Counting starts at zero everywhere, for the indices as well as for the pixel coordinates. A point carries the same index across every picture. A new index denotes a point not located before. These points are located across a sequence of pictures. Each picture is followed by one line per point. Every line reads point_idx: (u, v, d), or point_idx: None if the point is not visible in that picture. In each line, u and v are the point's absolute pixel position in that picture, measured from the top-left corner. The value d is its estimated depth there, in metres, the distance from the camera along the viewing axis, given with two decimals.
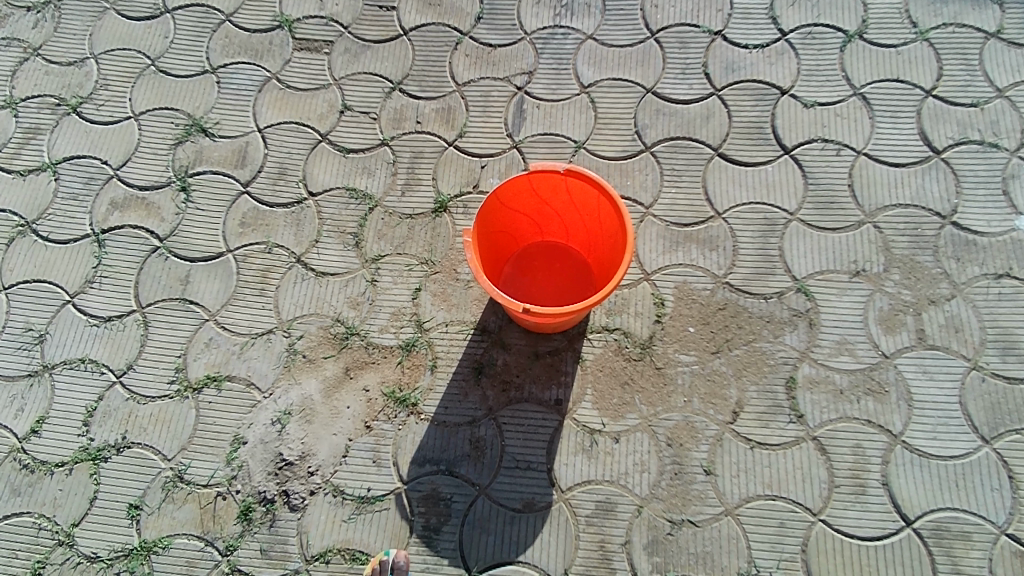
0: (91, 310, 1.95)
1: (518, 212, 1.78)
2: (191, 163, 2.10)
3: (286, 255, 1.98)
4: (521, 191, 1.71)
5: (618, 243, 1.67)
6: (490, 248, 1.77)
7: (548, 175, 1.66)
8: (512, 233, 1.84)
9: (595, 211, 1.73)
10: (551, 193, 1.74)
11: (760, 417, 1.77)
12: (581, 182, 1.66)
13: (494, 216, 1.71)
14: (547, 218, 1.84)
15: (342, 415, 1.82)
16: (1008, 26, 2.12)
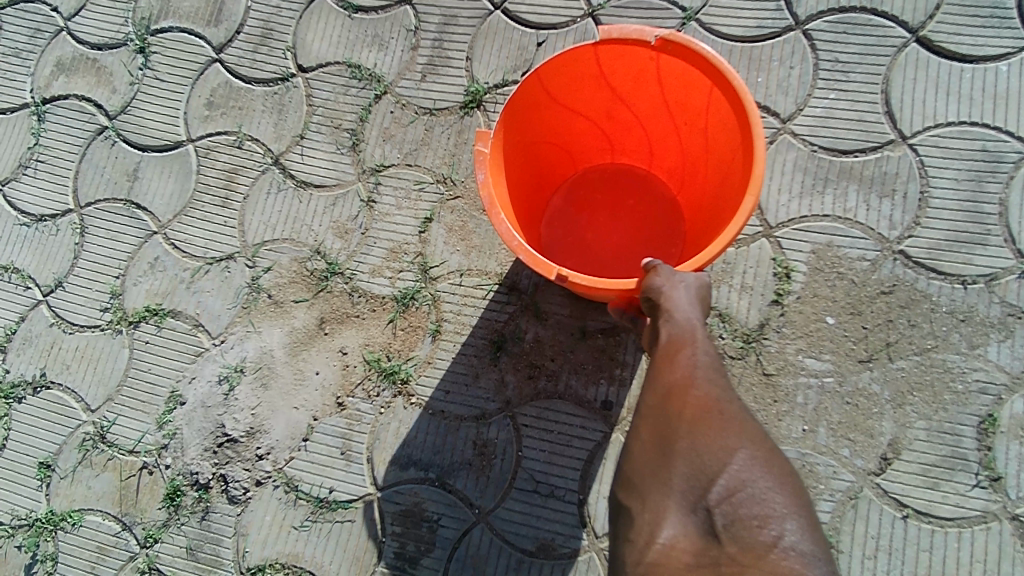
0: (22, 204, 1.52)
1: (576, 115, 1.14)
2: (154, 16, 1.56)
3: (260, 153, 1.45)
4: (582, 78, 1.06)
5: (733, 175, 0.99)
6: (527, 169, 1.14)
7: (628, 48, 1.00)
8: (566, 149, 1.20)
9: (699, 118, 1.06)
10: (630, 80, 1.07)
11: (926, 473, 1.11)
12: (681, 66, 0.99)
13: (534, 117, 1.07)
14: (624, 125, 1.19)
15: (308, 384, 1.33)
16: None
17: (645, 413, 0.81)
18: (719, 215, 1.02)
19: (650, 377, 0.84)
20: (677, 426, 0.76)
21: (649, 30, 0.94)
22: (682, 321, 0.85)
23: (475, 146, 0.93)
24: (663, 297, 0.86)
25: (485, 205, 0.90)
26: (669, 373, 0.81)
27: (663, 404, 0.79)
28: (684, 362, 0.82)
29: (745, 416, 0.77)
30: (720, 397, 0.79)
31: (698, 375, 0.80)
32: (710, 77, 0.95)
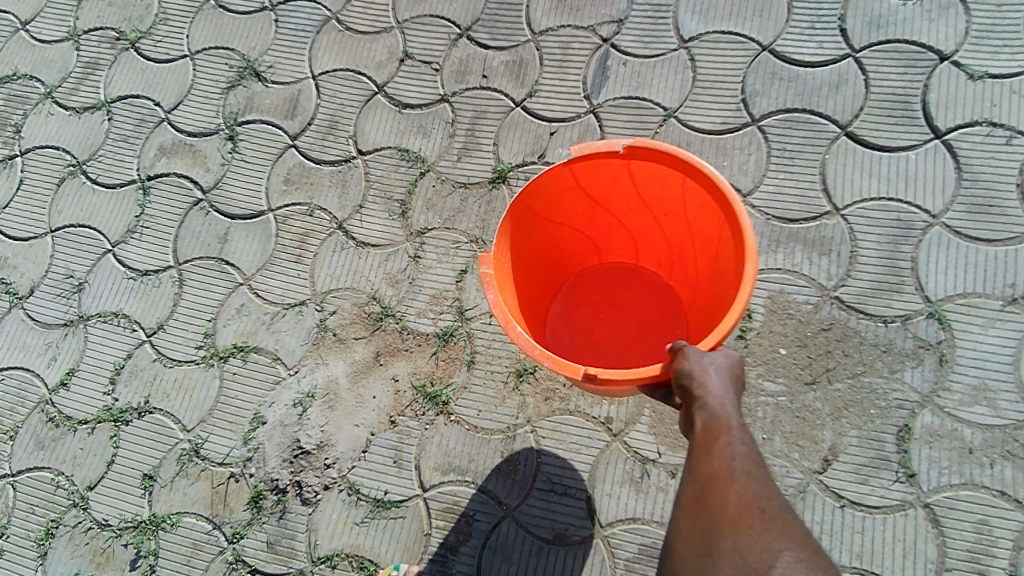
0: (129, 261, 1.86)
1: (564, 219, 1.37)
2: (241, 110, 1.94)
3: (327, 219, 1.80)
4: (566, 190, 1.29)
5: (721, 249, 1.21)
6: (532, 281, 1.41)
7: (601, 162, 1.24)
8: (560, 259, 1.48)
9: (675, 201, 1.28)
10: (607, 187, 1.32)
11: (859, 471, 1.42)
12: (648, 165, 1.22)
13: (528, 227, 1.29)
14: (605, 223, 1.43)
15: (367, 405, 1.64)
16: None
17: (692, 503, 0.93)
18: (723, 281, 1.20)
19: (692, 465, 0.96)
20: (723, 526, 0.88)
21: (614, 142, 1.17)
22: (714, 408, 0.95)
23: (481, 268, 1.12)
24: (693, 387, 0.96)
25: (500, 320, 1.07)
26: (709, 468, 0.93)
27: (706, 499, 0.91)
28: (722, 454, 0.92)
29: (784, 515, 0.88)
30: (759, 492, 0.90)
31: (734, 469, 0.92)
32: (675, 167, 1.17)
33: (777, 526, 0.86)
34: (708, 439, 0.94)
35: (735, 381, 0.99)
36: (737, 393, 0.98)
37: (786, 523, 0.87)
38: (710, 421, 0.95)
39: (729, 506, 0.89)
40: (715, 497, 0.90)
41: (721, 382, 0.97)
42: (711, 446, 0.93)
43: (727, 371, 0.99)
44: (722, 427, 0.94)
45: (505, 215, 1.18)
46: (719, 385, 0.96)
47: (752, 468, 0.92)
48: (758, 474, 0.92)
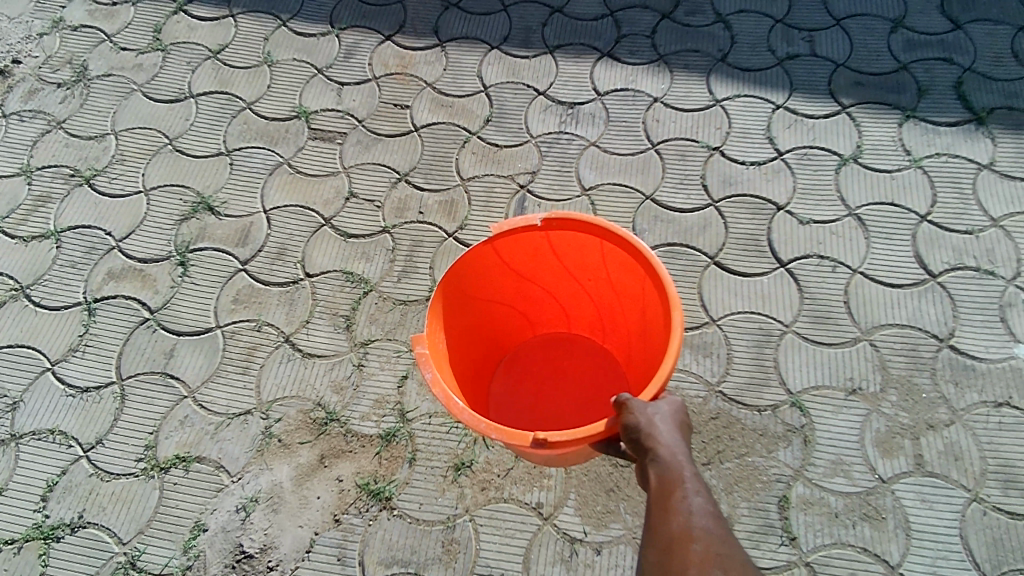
0: (69, 378, 1.92)
1: (498, 296, 1.62)
2: (193, 239, 2.11)
3: (275, 334, 1.96)
4: (491, 265, 1.52)
5: (641, 295, 1.47)
6: (474, 357, 1.65)
7: (524, 237, 1.48)
8: (495, 334, 1.72)
9: (592, 262, 1.54)
10: (533, 261, 1.57)
11: (750, 538, 1.65)
12: (565, 235, 1.47)
13: (459, 301, 1.51)
14: (532, 293, 1.68)
15: (311, 506, 1.73)
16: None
17: (656, 557, 1.08)
18: (652, 321, 1.45)
19: (656, 518, 1.13)
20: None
21: (531, 217, 1.43)
22: (669, 464, 1.16)
23: (416, 349, 1.30)
24: (649, 441, 1.16)
25: (442, 398, 1.24)
26: (670, 523, 1.10)
27: (671, 555, 1.06)
28: (680, 508, 1.11)
29: (740, 562, 1.03)
30: (716, 543, 1.05)
31: (693, 521, 1.09)
32: (586, 232, 1.43)
33: (736, 571, 1.01)
34: (667, 495, 1.13)
35: (682, 439, 1.20)
36: (687, 450, 1.19)
37: (742, 569, 1.02)
38: (667, 478, 1.15)
39: (690, 560, 1.03)
40: (678, 551, 1.06)
41: (672, 437, 1.19)
42: (670, 502, 1.12)
43: (674, 430, 1.20)
44: (677, 482, 1.14)
45: (434, 295, 1.38)
46: (670, 443, 1.17)
47: (707, 519, 1.09)
48: (714, 527, 1.08)
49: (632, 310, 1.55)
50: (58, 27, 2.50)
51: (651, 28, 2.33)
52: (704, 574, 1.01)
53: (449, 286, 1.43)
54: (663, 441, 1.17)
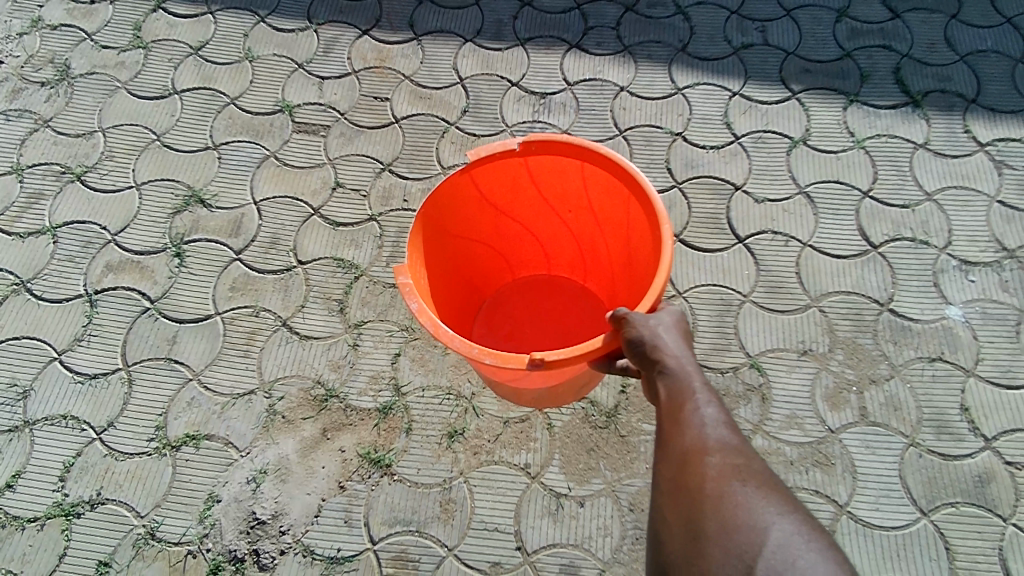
0: (77, 366, 2.02)
1: (479, 231, 1.74)
2: (187, 232, 2.19)
3: (272, 318, 2.07)
4: (471, 193, 1.62)
5: (619, 215, 1.60)
6: (456, 292, 1.79)
7: (502, 165, 1.59)
8: (477, 272, 1.85)
9: (569, 190, 1.66)
10: (512, 192, 1.68)
11: None
12: (541, 160, 1.58)
13: (440, 229, 1.60)
14: (513, 229, 1.81)
15: (317, 475, 1.87)
16: (973, 124, 2.21)
17: (671, 462, 1.18)
18: (633, 238, 1.58)
19: (667, 428, 1.23)
20: (703, 483, 1.12)
21: (510, 142, 1.54)
22: (677, 377, 1.25)
23: (399, 280, 1.38)
24: (656, 352, 1.26)
25: (430, 327, 1.31)
26: (683, 434, 1.20)
27: (685, 467, 1.16)
28: (692, 419, 1.20)
29: (752, 470, 1.13)
30: (728, 452, 1.15)
31: (704, 428, 1.19)
32: (564, 153, 1.54)
33: (747, 475, 1.12)
34: (678, 406, 1.23)
35: (687, 352, 1.30)
36: (696, 363, 1.29)
37: (754, 475, 1.12)
38: (676, 390, 1.24)
39: (705, 466, 1.14)
40: (692, 463, 1.15)
41: (681, 350, 1.29)
42: (681, 412, 1.22)
43: (680, 344, 1.29)
44: (687, 393, 1.24)
45: (412, 228, 1.48)
46: (676, 356, 1.27)
47: (717, 429, 1.19)
48: (724, 437, 1.18)
49: (613, 234, 1.67)
50: (38, 27, 2.54)
51: (616, 21, 2.48)
52: (718, 478, 1.11)
53: (430, 212, 1.52)
54: (671, 355, 1.27)
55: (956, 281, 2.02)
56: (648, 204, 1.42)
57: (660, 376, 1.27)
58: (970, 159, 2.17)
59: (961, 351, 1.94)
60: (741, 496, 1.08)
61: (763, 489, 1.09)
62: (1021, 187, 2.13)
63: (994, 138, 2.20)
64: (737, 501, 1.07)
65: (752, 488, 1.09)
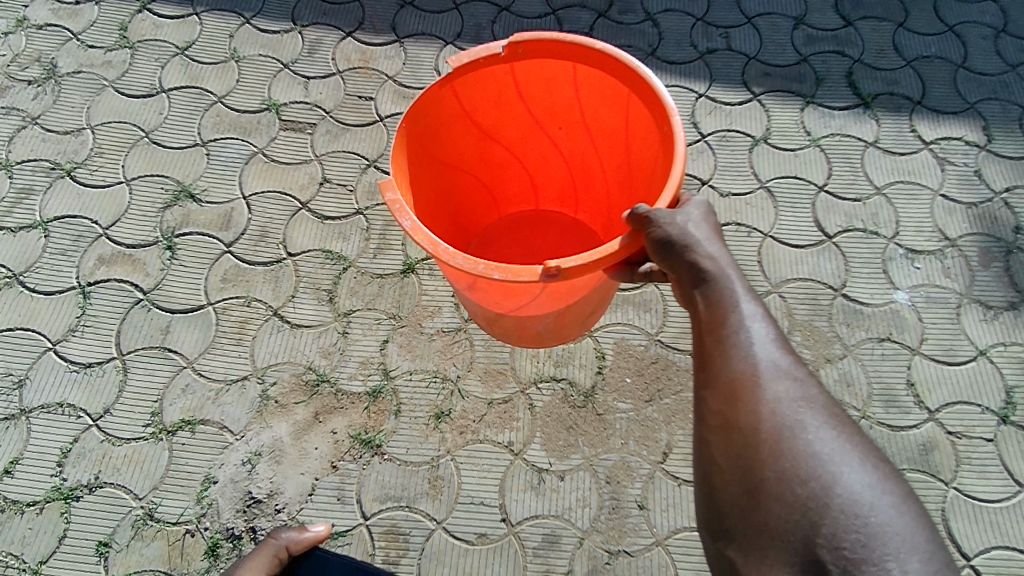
0: (72, 355, 2.08)
1: (471, 149, 1.78)
2: (177, 225, 2.26)
3: (263, 308, 2.15)
4: (456, 104, 1.63)
5: (616, 121, 1.64)
6: (450, 213, 1.85)
7: (492, 74, 1.61)
8: (471, 195, 1.91)
9: (560, 103, 1.70)
10: (500, 104, 1.71)
11: (687, 458, 1.96)
12: (530, 66, 1.61)
13: (423, 143, 1.60)
14: (506, 149, 1.84)
15: (310, 455, 1.97)
16: (918, 124, 2.40)
17: (719, 385, 1.17)
18: (632, 142, 1.62)
19: (711, 345, 1.22)
20: (759, 423, 1.11)
21: (493, 47, 1.55)
22: (723, 295, 1.24)
23: (387, 196, 1.33)
24: (694, 259, 1.27)
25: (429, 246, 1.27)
26: (731, 354, 1.18)
27: (737, 390, 1.15)
28: (741, 337, 1.20)
29: (807, 394, 1.13)
30: (780, 375, 1.15)
31: (754, 350, 1.18)
32: (552, 53, 1.56)
33: (805, 403, 1.12)
34: (724, 323, 1.22)
35: (733, 267, 1.28)
36: (739, 272, 1.27)
37: (809, 400, 1.13)
38: (722, 306, 1.24)
39: (757, 389, 1.13)
40: (745, 387, 1.14)
41: (722, 258, 1.27)
42: (727, 330, 1.21)
43: (726, 260, 1.28)
44: (733, 310, 1.23)
45: (399, 135, 1.48)
46: (721, 271, 1.26)
47: (767, 349, 1.18)
48: (774, 359, 1.17)
49: (608, 141, 1.71)
50: (23, 26, 2.57)
51: (589, 25, 2.61)
52: (775, 415, 1.11)
53: (416, 120, 1.53)
54: (716, 270, 1.26)
55: (903, 268, 2.20)
56: (646, 91, 1.45)
57: (700, 285, 1.27)
58: (915, 155, 2.35)
59: (907, 331, 2.11)
60: (797, 425, 1.09)
61: (823, 425, 1.10)
62: (961, 182, 2.32)
63: (937, 137, 2.38)
64: (796, 438, 1.08)
65: (808, 417, 1.11)
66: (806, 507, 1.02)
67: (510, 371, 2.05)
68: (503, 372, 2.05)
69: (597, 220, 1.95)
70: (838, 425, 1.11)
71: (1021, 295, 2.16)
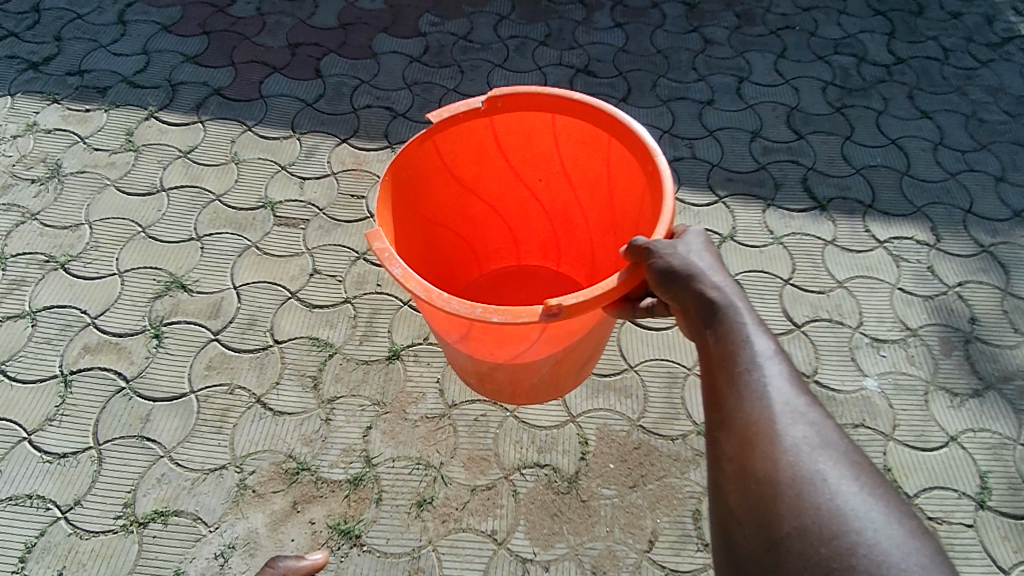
0: (46, 445, 2.05)
1: (457, 200, 1.92)
2: (166, 314, 2.30)
3: (246, 395, 2.15)
4: (439, 159, 1.76)
5: (594, 165, 1.80)
6: (438, 262, 1.98)
7: (474, 129, 1.76)
8: (459, 245, 2.05)
9: (540, 153, 1.86)
10: (483, 157, 1.85)
11: (673, 545, 1.92)
12: (509, 120, 1.76)
13: (409, 193, 1.72)
14: (490, 199, 1.99)
15: (286, 547, 1.91)
16: (871, 224, 2.59)
17: (734, 426, 1.16)
18: (611, 182, 1.79)
19: (723, 383, 1.23)
20: (776, 470, 1.07)
21: (473, 102, 1.69)
22: (735, 335, 1.26)
23: (375, 246, 1.45)
24: (702, 296, 1.33)
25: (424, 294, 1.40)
26: (744, 393, 1.19)
27: (752, 431, 1.13)
28: (754, 376, 1.20)
29: (824, 438, 1.11)
30: (795, 418, 1.14)
31: (768, 391, 1.17)
32: (529, 106, 1.71)
33: (824, 450, 1.09)
34: (735, 361, 1.23)
35: (746, 308, 1.30)
36: (751, 311, 1.30)
37: (827, 444, 1.10)
38: (734, 345, 1.25)
39: (770, 428, 1.12)
40: (758, 427, 1.13)
41: (731, 296, 1.31)
42: (738, 369, 1.22)
43: (738, 302, 1.31)
44: (745, 349, 1.24)
45: (388, 187, 1.60)
46: (731, 310, 1.30)
47: (781, 388, 1.18)
48: (788, 400, 1.16)
49: (587, 185, 1.88)
50: (33, 131, 2.73)
51: None
52: (793, 462, 1.07)
53: (404, 174, 1.66)
54: (726, 309, 1.30)
55: (870, 356, 2.29)
56: (625, 133, 1.60)
57: (712, 324, 1.31)
58: (871, 252, 2.52)
59: (879, 417, 2.17)
60: (815, 469, 1.06)
61: (845, 475, 1.05)
62: (917, 277, 2.47)
63: (890, 236, 2.56)
64: (818, 487, 1.03)
65: (826, 462, 1.07)
66: (826, 561, 0.95)
67: (494, 457, 2.05)
68: (486, 458, 2.05)
69: (580, 263, 2.11)
70: (860, 473, 1.07)
71: (984, 383, 2.25)
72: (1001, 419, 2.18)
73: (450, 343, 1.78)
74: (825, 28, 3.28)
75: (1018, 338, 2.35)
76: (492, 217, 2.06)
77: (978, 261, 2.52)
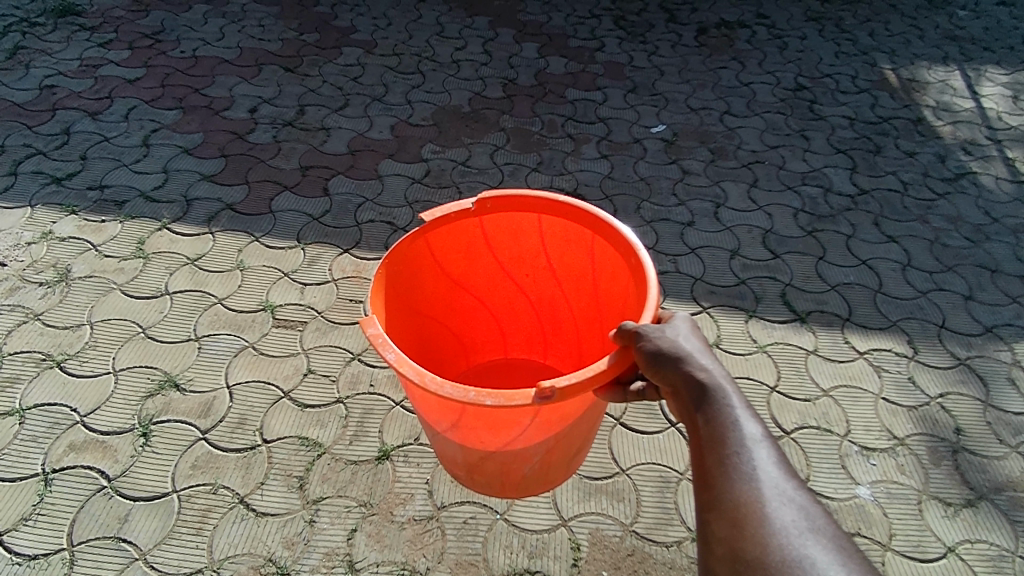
0: (17, 546, 1.96)
1: (448, 295, 2.03)
2: (157, 412, 2.30)
3: (230, 495, 2.10)
4: (431, 257, 1.87)
5: (580, 263, 1.93)
6: (428, 353, 2.07)
7: (466, 228, 1.88)
8: (449, 337, 2.14)
9: (527, 251, 1.99)
10: (474, 254, 1.97)
11: None
12: (498, 221, 1.90)
13: (404, 287, 1.82)
14: (479, 294, 2.10)
15: None
16: (851, 337, 2.68)
17: (722, 509, 1.15)
18: (596, 277, 1.91)
19: (712, 467, 1.22)
20: (766, 554, 1.05)
21: (465, 203, 1.82)
22: (722, 418, 1.27)
23: (369, 332, 1.52)
24: (690, 377, 1.35)
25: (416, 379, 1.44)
26: (733, 477, 1.18)
27: (743, 515, 1.12)
28: (743, 460, 1.19)
29: (816, 523, 1.08)
30: (786, 503, 1.12)
31: (756, 473, 1.17)
32: (517, 206, 1.85)
33: (813, 534, 1.07)
34: (724, 444, 1.23)
35: (733, 391, 1.31)
36: (739, 394, 1.31)
37: (819, 530, 1.07)
38: (721, 429, 1.25)
39: (761, 514, 1.11)
40: (749, 512, 1.12)
41: (719, 378, 1.33)
42: (727, 452, 1.22)
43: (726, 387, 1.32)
44: (733, 432, 1.24)
45: (382, 281, 1.69)
46: (720, 393, 1.31)
47: (770, 473, 1.17)
48: (778, 485, 1.15)
49: (573, 281, 1.99)
50: (47, 238, 2.85)
51: None
52: (783, 547, 1.05)
53: (398, 270, 1.76)
54: (715, 392, 1.31)
55: (861, 464, 2.29)
56: (609, 231, 1.73)
57: (701, 407, 1.31)
58: (853, 363, 2.59)
59: (875, 526, 2.13)
60: (806, 555, 1.03)
61: (837, 560, 1.02)
62: (899, 387, 2.53)
63: (869, 348, 2.66)
64: (806, 572, 1.00)
65: (817, 549, 1.04)
66: None
67: (483, 563, 1.98)
68: (475, 564, 1.97)
69: (568, 354, 2.20)
70: (855, 559, 1.03)
71: (976, 493, 2.23)
72: (997, 530, 2.14)
73: (440, 432, 1.80)
74: (793, 163, 3.58)
75: (1004, 449, 2.37)
76: (480, 309, 2.15)
77: (956, 372, 2.59)
